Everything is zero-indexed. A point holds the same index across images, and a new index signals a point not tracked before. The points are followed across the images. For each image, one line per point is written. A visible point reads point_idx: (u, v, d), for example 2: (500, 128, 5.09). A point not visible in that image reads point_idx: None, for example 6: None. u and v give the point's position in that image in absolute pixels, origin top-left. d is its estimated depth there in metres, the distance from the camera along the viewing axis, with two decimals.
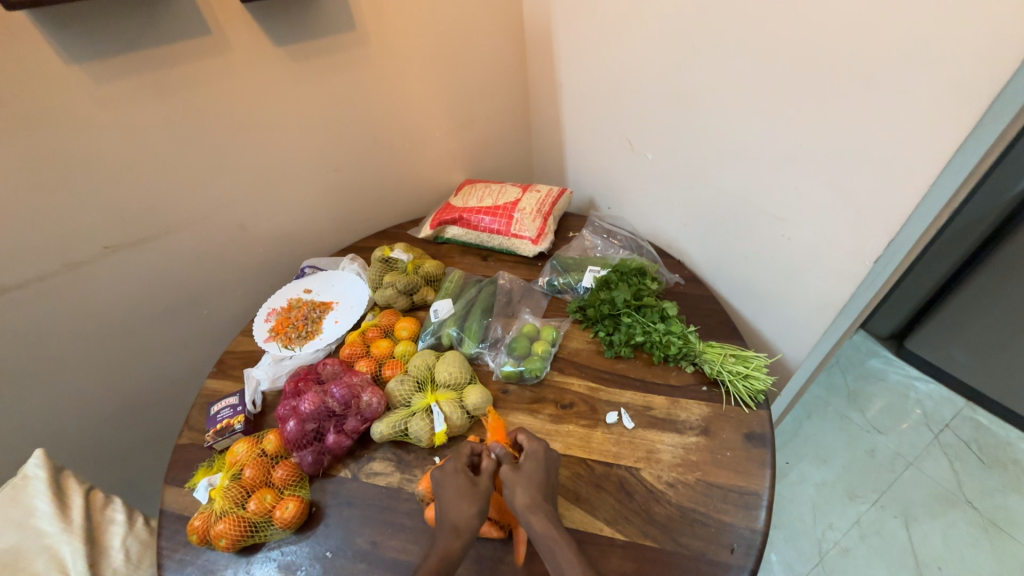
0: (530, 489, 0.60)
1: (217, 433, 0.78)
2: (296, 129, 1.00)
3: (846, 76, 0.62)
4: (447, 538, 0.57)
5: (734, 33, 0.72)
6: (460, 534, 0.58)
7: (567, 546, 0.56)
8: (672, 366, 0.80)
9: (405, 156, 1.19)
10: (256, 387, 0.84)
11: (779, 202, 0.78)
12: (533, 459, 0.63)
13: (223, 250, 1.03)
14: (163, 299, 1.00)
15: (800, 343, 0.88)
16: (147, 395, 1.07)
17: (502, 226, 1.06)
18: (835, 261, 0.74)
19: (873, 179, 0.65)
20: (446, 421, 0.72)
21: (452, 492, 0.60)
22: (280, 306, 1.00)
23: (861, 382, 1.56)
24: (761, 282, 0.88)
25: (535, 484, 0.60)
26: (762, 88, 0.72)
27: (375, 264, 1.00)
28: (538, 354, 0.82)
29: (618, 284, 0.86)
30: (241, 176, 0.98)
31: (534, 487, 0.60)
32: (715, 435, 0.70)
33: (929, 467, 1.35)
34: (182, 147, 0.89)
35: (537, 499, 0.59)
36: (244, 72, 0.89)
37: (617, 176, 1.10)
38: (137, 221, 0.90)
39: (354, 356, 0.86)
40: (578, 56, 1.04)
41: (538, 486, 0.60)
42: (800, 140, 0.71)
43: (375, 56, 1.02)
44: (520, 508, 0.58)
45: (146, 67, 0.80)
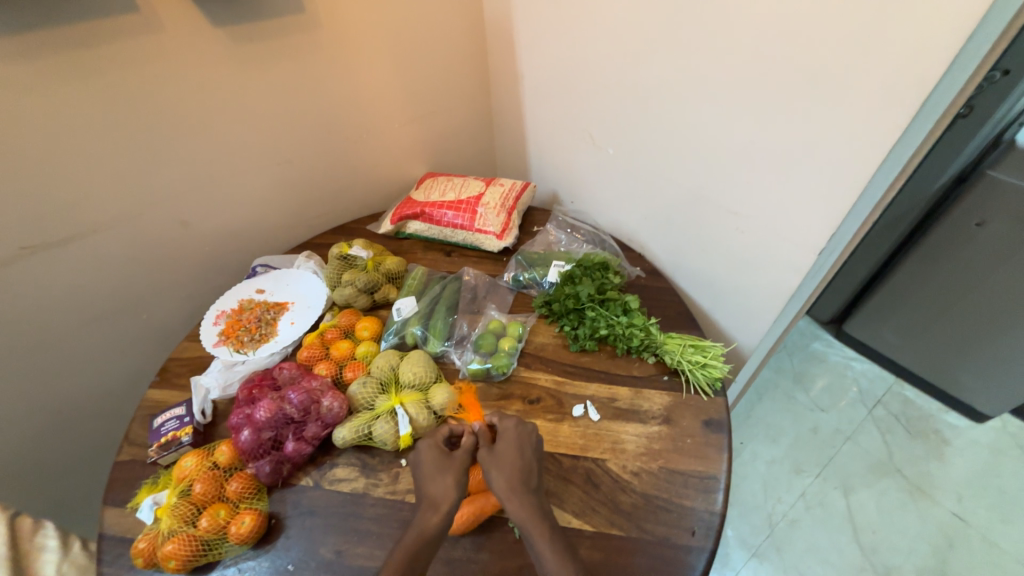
0: (507, 473, 0.59)
1: (162, 447, 0.72)
2: (240, 118, 0.94)
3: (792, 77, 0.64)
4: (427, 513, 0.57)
5: (687, 31, 0.73)
6: (439, 508, 0.57)
7: (544, 532, 0.55)
8: (635, 358, 0.82)
9: (362, 148, 1.14)
10: (205, 396, 0.79)
11: (733, 196, 0.80)
12: (506, 439, 0.63)
13: (163, 249, 0.96)
14: (94, 304, 0.91)
15: (753, 331, 0.92)
16: (80, 409, 0.98)
17: (465, 221, 1.05)
18: (784, 254, 0.78)
19: (817, 175, 0.68)
20: (411, 423, 0.71)
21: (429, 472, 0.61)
22: (229, 308, 0.94)
23: (806, 364, 1.67)
24: (716, 274, 0.91)
25: (510, 467, 0.60)
26: (714, 86, 0.74)
27: (333, 262, 0.96)
28: (504, 350, 0.82)
29: (581, 279, 0.87)
30: (179, 169, 0.91)
31: (509, 471, 0.60)
32: (676, 424, 0.73)
33: (864, 440, 1.47)
34: (109, 137, 0.81)
35: (514, 484, 0.59)
36: (178, 55, 0.82)
37: (579, 170, 1.10)
38: (59, 219, 0.82)
39: (312, 358, 0.82)
40: (538, 48, 1.03)
41: (513, 470, 0.60)
42: (751, 138, 0.73)
43: (325, 41, 0.96)
44: (500, 494, 0.58)
45: (60, 47, 0.72)
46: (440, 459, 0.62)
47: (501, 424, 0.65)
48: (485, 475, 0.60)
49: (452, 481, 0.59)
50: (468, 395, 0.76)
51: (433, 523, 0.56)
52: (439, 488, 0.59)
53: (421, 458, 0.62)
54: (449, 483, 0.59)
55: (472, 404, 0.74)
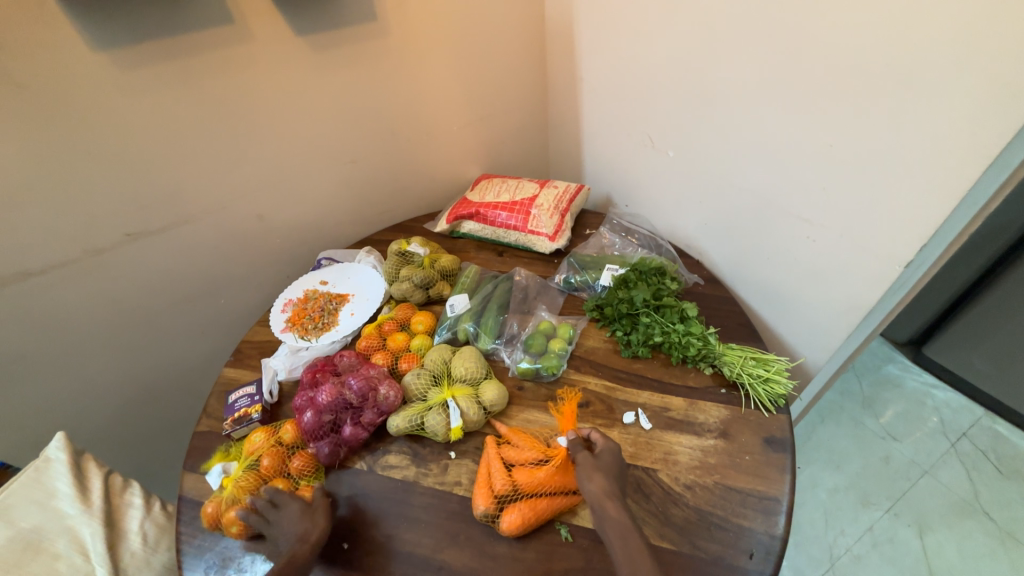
0: (608, 480, 0.60)
1: (235, 421, 0.78)
2: (315, 120, 1.00)
3: (883, 76, 0.60)
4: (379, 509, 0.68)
5: (762, 28, 0.70)
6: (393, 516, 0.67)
7: (638, 539, 0.55)
8: (691, 368, 0.79)
9: (422, 149, 1.18)
10: (273, 377, 0.85)
11: (806, 202, 0.76)
12: (608, 452, 0.64)
13: (241, 240, 1.04)
14: (182, 287, 1.01)
15: (821, 347, 0.86)
16: (165, 383, 1.08)
17: (519, 222, 1.06)
18: (863, 266, 0.72)
19: (905, 181, 0.63)
20: (462, 416, 0.72)
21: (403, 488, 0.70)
22: (296, 297, 1.01)
23: (877, 388, 1.53)
24: (783, 284, 0.86)
25: (610, 475, 0.61)
26: (788, 86, 0.71)
27: (392, 258, 1.00)
28: (554, 351, 0.82)
29: (636, 283, 0.85)
30: (259, 166, 0.99)
31: (609, 479, 0.60)
32: (734, 439, 0.69)
33: (944, 475, 1.33)
34: (202, 138, 0.90)
35: (612, 491, 0.59)
36: (265, 62, 0.89)
37: (637, 172, 1.08)
38: (158, 210, 0.91)
39: (370, 348, 0.87)
40: (600, 51, 1.02)
41: (611, 479, 0.60)
42: (830, 140, 0.69)
43: (395, 47, 1.01)
44: (595, 496, 0.58)
45: (168, 56, 0.80)
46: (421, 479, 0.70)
47: (602, 442, 0.65)
48: (581, 477, 0.60)
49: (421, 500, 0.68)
50: (570, 404, 0.72)
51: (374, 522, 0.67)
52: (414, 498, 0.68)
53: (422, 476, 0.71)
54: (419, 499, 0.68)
55: (571, 415, 0.70)
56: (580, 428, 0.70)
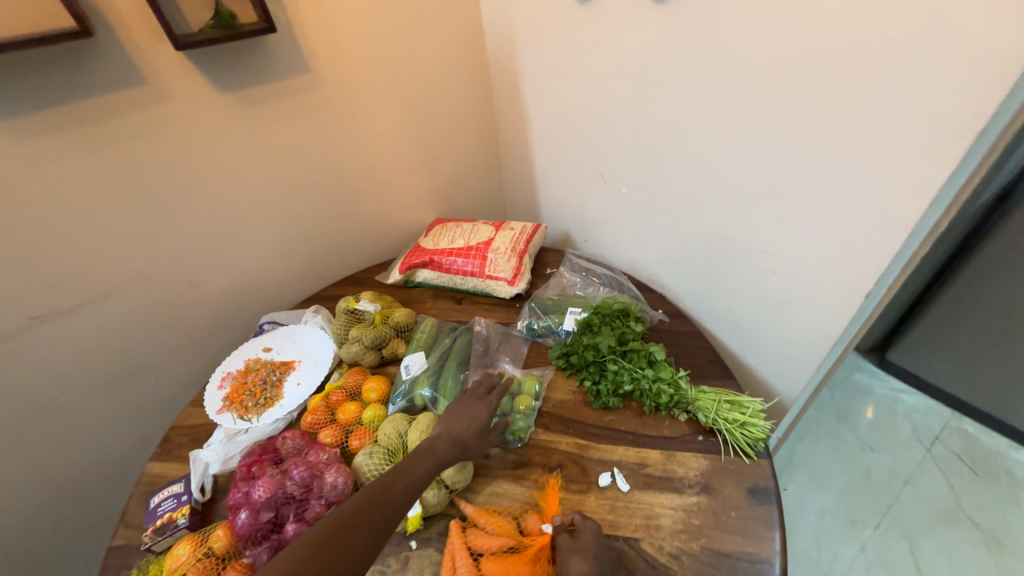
0: (590, 562, 0.55)
1: (157, 531, 0.67)
2: (249, 177, 0.94)
3: (824, 112, 0.60)
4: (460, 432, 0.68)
5: (702, 68, 0.70)
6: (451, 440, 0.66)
7: None
8: (665, 415, 0.74)
9: (370, 198, 1.13)
10: (204, 471, 0.74)
11: (761, 235, 0.75)
12: (588, 531, 0.59)
13: (171, 311, 0.94)
14: (102, 370, 0.89)
15: (794, 379, 0.84)
16: (85, 482, 0.94)
17: (476, 268, 1.01)
18: (826, 296, 0.71)
19: (858, 212, 0.62)
20: (421, 503, 0.64)
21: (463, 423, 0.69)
22: (235, 370, 0.91)
23: (849, 400, 1.54)
24: (749, 314, 0.84)
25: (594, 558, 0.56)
26: (732, 121, 0.70)
27: (341, 317, 0.93)
28: (520, 412, 0.75)
29: (601, 328, 0.81)
30: (188, 230, 0.90)
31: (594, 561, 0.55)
32: (717, 493, 0.64)
33: (925, 484, 1.32)
34: (118, 204, 0.81)
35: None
36: (188, 120, 0.83)
37: (592, 209, 1.06)
38: (70, 286, 0.81)
39: (318, 424, 0.78)
40: (545, 91, 1.02)
41: (596, 562, 0.55)
42: (779, 173, 0.68)
43: (333, 97, 0.97)
44: None
45: (73, 121, 0.72)
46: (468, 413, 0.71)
47: (581, 523, 0.61)
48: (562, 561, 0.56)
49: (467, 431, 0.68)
50: (552, 487, 0.66)
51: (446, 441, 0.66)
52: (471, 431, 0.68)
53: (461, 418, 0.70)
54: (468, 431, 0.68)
55: (552, 498, 0.64)
56: (564, 513, 0.64)
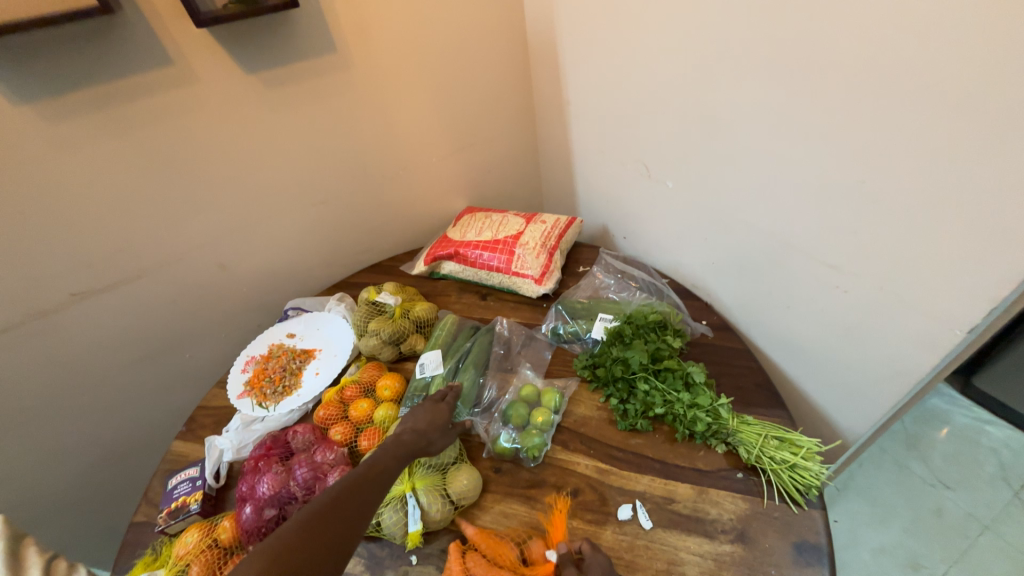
0: None
1: (170, 514, 0.68)
2: (276, 160, 0.92)
3: (929, 100, 0.48)
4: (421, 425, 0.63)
5: (767, 44, 0.59)
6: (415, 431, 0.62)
7: None
8: (700, 445, 0.66)
9: (398, 185, 1.09)
10: (218, 458, 0.74)
11: (832, 247, 0.63)
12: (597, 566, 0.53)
13: (202, 292, 0.96)
14: (138, 346, 0.92)
15: (860, 415, 0.72)
16: (124, 449, 0.99)
17: (502, 263, 0.94)
18: (911, 325, 0.59)
19: (964, 229, 0.50)
20: (422, 518, 0.61)
21: (422, 417, 0.64)
22: (259, 354, 0.92)
23: (920, 426, 1.31)
24: (809, 335, 0.73)
25: None
26: (802, 109, 0.59)
27: (361, 308, 0.90)
28: (537, 426, 0.69)
29: (633, 341, 0.73)
30: (217, 213, 0.90)
31: None
32: (754, 544, 0.56)
33: (1011, 532, 1.10)
34: (149, 186, 0.82)
35: None
36: (215, 102, 0.81)
37: (633, 203, 0.96)
38: (107, 266, 0.83)
39: (329, 420, 0.76)
40: (587, 72, 0.92)
41: None
42: (861, 175, 0.56)
43: (361, 77, 0.93)
44: None
45: (105, 103, 0.73)
46: (430, 406, 0.66)
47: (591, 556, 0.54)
48: None
49: (428, 421, 0.64)
50: (559, 515, 0.60)
51: (408, 433, 0.61)
52: (433, 423, 0.64)
53: (421, 411, 0.65)
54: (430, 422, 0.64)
55: (560, 526, 0.59)
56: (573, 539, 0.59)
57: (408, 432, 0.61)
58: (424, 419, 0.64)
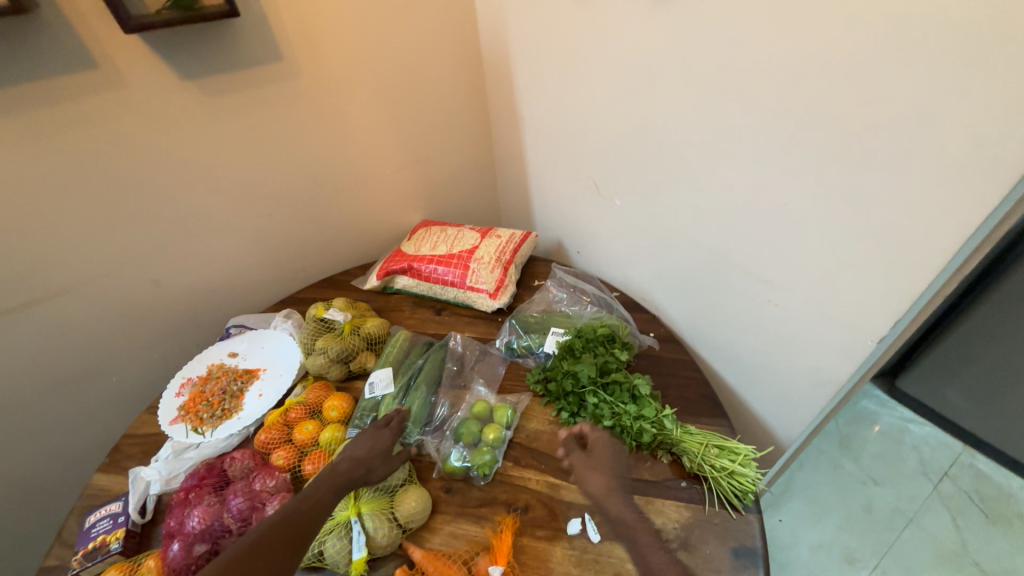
0: None
1: (86, 556, 0.62)
2: (219, 171, 0.88)
3: (839, 132, 0.52)
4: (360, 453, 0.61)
5: (702, 72, 0.63)
6: (354, 459, 0.60)
7: None
8: (647, 456, 0.67)
9: (351, 197, 1.07)
10: (145, 491, 0.68)
11: (763, 263, 0.68)
12: None
13: (133, 310, 0.89)
14: (56, 370, 0.84)
15: (794, 421, 0.76)
16: (36, 483, 0.90)
17: (456, 278, 0.94)
18: (833, 336, 0.64)
19: (871, 248, 0.55)
20: (368, 544, 0.59)
21: (364, 444, 0.62)
22: (196, 376, 0.86)
23: (852, 426, 1.40)
24: (746, 345, 0.77)
25: None
26: (734, 134, 0.63)
27: (310, 325, 0.87)
28: (488, 443, 0.69)
29: (584, 354, 0.75)
30: (150, 225, 0.85)
31: None
32: (697, 551, 0.58)
33: (931, 524, 1.19)
34: (71, 197, 0.76)
35: None
36: (149, 109, 0.77)
37: (585, 219, 0.99)
38: (19, 283, 0.76)
39: (271, 444, 0.72)
40: (539, 92, 0.95)
41: None
42: (787, 197, 0.61)
43: (311, 88, 0.91)
44: None
45: (18, 108, 0.67)
46: (373, 432, 0.65)
47: None
48: None
49: (369, 448, 0.62)
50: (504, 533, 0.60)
51: (345, 463, 0.59)
52: (375, 450, 0.62)
53: (363, 437, 0.63)
54: (371, 449, 0.62)
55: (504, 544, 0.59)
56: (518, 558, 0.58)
57: (346, 462, 0.59)
58: (366, 446, 0.62)
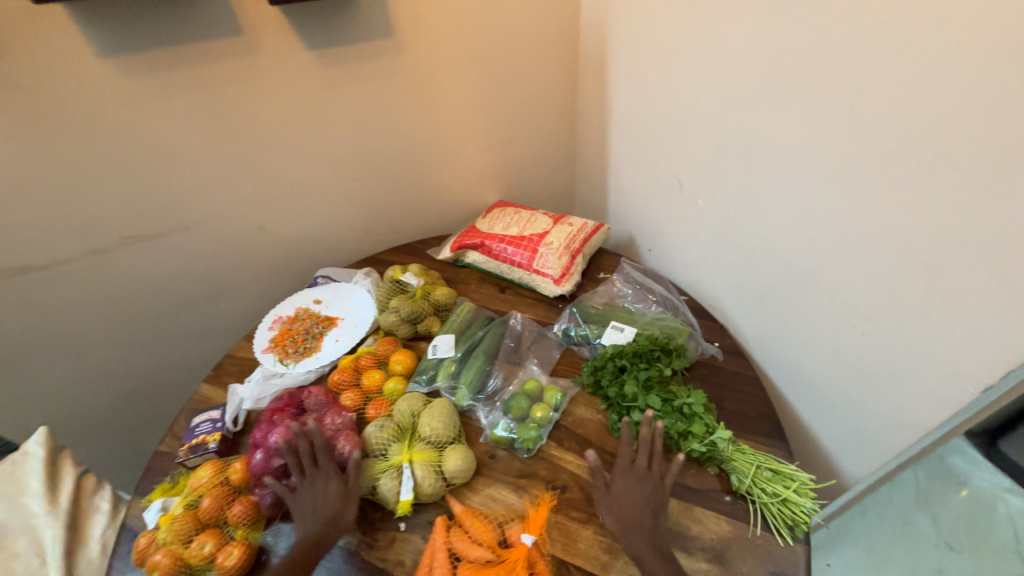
0: (629, 504, 0.58)
1: (190, 449, 0.74)
2: (324, 135, 0.97)
3: (972, 150, 0.47)
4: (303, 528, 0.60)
5: (816, 73, 0.58)
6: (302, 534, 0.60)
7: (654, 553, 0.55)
8: (692, 464, 0.66)
9: (435, 171, 1.12)
10: (239, 405, 0.80)
11: (853, 285, 0.63)
12: (625, 477, 0.61)
13: (243, 250, 1.02)
14: (180, 292, 1.00)
15: (865, 460, 0.70)
16: (155, 382, 1.08)
17: (524, 260, 0.97)
18: (926, 373, 0.58)
19: (996, 287, 0.48)
20: (415, 489, 0.64)
21: (310, 507, 0.62)
22: (285, 315, 0.97)
23: None
24: (820, 371, 0.72)
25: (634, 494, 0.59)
26: (840, 145, 0.58)
27: (385, 285, 0.94)
28: (535, 421, 0.72)
29: (631, 368, 0.73)
30: (263, 178, 0.96)
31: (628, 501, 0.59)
32: (732, 567, 0.57)
33: None
34: (207, 147, 0.88)
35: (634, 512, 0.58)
36: (274, 74, 0.86)
37: (663, 218, 0.96)
38: (160, 215, 0.91)
39: (342, 385, 0.81)
40: (632, 82, 0.93)
41: (631, 502, 0.59)
42: (895, 218, 0.55)
43: (412, 64, 0.96)
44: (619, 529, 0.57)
45: (177, 66, 0.79)
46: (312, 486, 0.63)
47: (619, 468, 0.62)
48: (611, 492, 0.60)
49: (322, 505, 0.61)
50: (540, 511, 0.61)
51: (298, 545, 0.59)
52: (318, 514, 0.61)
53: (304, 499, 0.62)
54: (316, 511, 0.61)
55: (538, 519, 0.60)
56: (548, 535, 0.61)
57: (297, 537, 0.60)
58: (313, 506, 0.62)
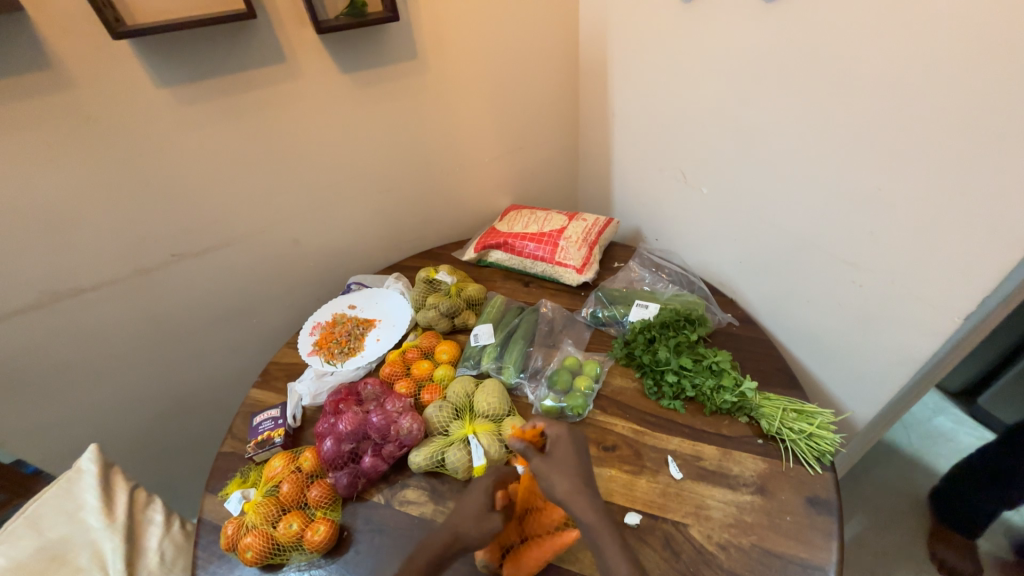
0: (569, 476, 0.63)
1: (258, 445, 0.78)
2: (354, 151, 1.04)
3: (937, 122, 0.57)
4: (447, 533, 0.61)
5: (802, 68, 0.69)
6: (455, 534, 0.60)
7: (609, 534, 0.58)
8: (725, 416, 0.75)
9: (454, 179, 1.20)
10: (297, 402, 0.85)
11: (847, 245, 0.73)
12: (560, 446, 0.67)
13: (279, 263, 1.08)
14: (218, 306, 1.05)
15: (871, 401, 0.80)
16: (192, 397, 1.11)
17: (546, 253, 1.05)
18: (916, 313, 0.68)
19: (968, 230, 0.59)
20: (484, 455, 0.70)
21: (468, 510, 0.62)
22: (324, 321, 1.02)
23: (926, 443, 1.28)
24: (825, 327, 0.82)
25: (570, 467, 0.64)
26: (827, 127, 0.69)
27: (420, 285, 1.01)
28: (580, 390, 0.79)
29: (661, 338, 0.82)
30: (298, 193, 1.02)
31: (570, 471, 0.64)
32: (773, 496, 0.65)
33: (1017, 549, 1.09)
34: (248, 165, 0.94)
35: (579, 484, 0.62)
36: (310, 96, 0.94)
37: (669, 207, 1.07)
38: (203, 233, 0.96)
39: (395, 376, 0.86)
40: (633, 88, 1.04)
41: (571, 472, 0.63)
42: (879, 183, 0.66)
43: (432, 81, 1.05)
44: (563, 496, 0.61)
45: (225, 92, 0.86)
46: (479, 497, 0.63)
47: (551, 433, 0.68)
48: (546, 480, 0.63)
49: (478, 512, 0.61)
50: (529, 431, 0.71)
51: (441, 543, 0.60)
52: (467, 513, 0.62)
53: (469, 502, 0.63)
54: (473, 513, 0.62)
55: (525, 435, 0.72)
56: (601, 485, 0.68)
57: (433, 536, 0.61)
58: (470, 510, 0.62)
